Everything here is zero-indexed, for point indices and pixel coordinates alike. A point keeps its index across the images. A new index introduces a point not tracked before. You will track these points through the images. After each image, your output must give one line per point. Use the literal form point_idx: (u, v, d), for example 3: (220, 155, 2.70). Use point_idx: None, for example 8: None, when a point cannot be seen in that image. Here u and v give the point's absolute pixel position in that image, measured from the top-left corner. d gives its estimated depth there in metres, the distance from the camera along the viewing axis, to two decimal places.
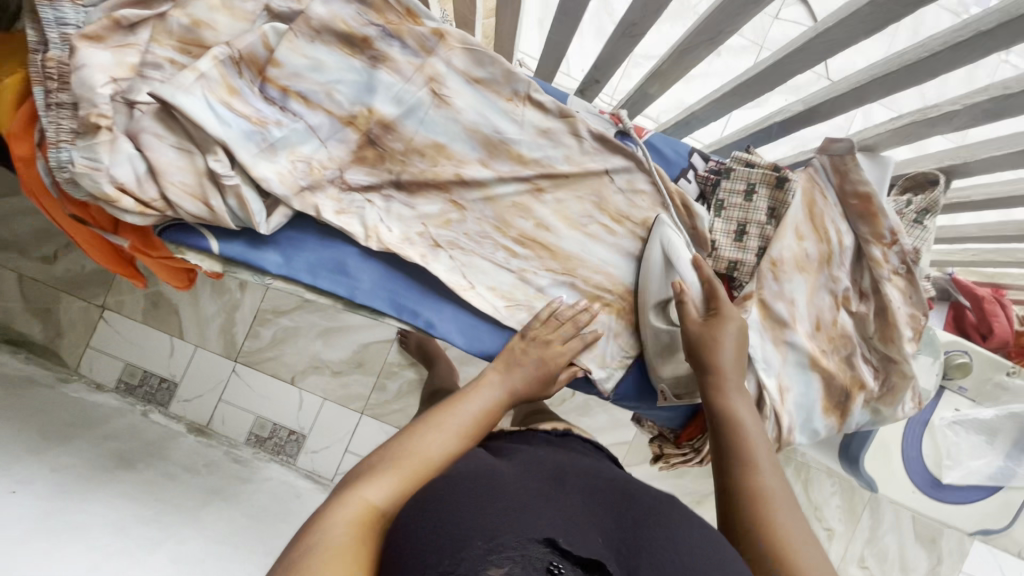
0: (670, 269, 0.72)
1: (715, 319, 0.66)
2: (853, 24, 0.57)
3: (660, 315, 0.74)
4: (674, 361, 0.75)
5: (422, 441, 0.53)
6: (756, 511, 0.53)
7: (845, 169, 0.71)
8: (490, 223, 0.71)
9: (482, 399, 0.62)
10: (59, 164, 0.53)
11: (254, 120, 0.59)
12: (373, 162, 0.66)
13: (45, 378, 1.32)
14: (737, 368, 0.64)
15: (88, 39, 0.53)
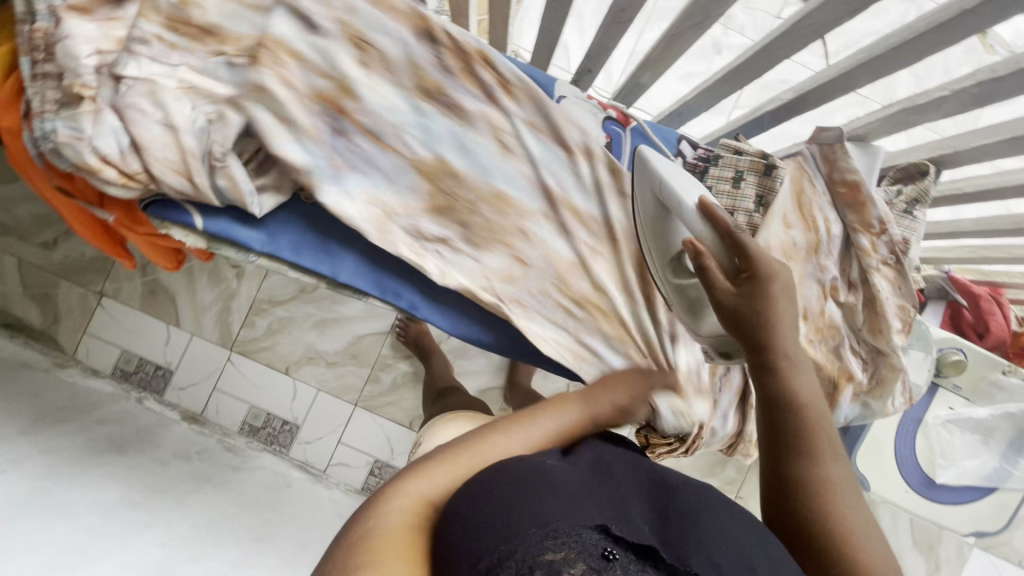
0: (670, 217, 0.64)
1: (749, 282, 0.55)
2: (835, 6, 0.58)
3: (676, 270, 0.65)
4: (705, 321, 0.64)
5: (496, 440, 0.50)
6: (821, 506, 0.51)
7: (834, 157, 0.71)
8: (552, 282, 0.69)
9: (561, 418, 0.55)
10: (42, 135, 0.54)
11: (309, 159, 0.61)
12: (444, 210, 0.66)
13: (40, 363, 1.35)
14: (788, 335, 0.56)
15: (77, 12, 0.55)
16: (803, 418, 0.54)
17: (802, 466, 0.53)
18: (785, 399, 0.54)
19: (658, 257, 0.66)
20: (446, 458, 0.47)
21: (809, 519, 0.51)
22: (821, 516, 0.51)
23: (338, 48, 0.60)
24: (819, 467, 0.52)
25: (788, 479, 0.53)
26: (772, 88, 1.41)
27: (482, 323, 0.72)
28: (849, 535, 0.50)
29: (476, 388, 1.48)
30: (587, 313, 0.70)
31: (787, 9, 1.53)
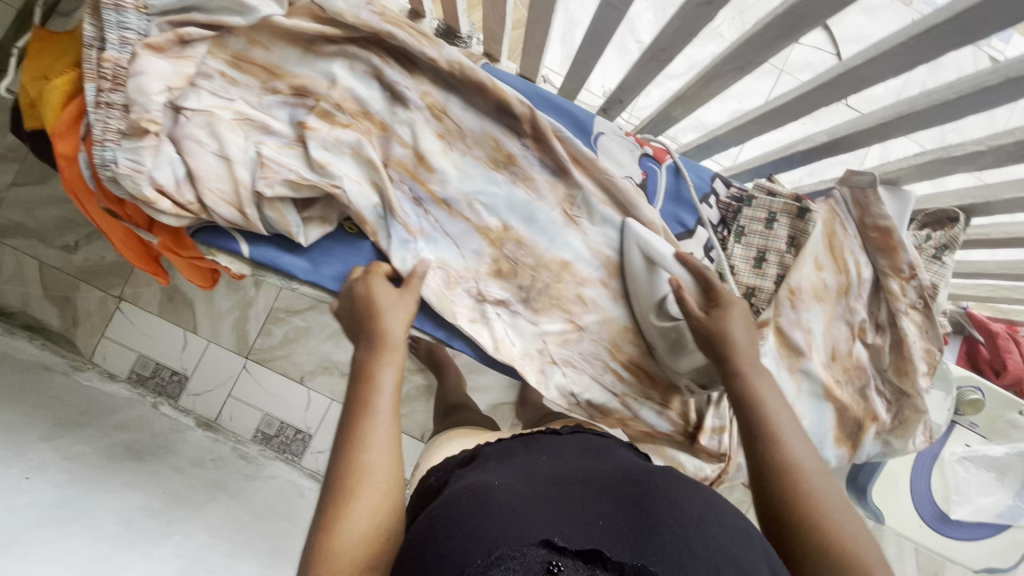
0: (656, 271, 0.71)
1: (718, 310, 0.65)
2: (883, 64, 0.58)
3: (659, 314, 0.72)
4: (688, 355, 0.72)
5: (366, 447, 0.51)
6: (792, 491, 0.54)
7: (866, 202, 0.72)
8: (605, 345, 0.76)
9: (387, 376, 0.56)
10: (103, 163, 0.55)
11: (388, 222, 0.66)
12: (507, 275, 0.73)
13: (60, 365, 1.35)
14: (750, 351, 0.64)
15: (151, 48, 0.56)
16: (769, 417, 0.59)
17: (769, 452, 0.57)
18: (752, 406, 0.60)
19: (642, 303, 0.73)
20: (346, 500, 0.48)
21: (780, 502, 0.54)
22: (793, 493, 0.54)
23: (424, 127, 0.67)
24: (786, 452, 0.56)
25: (761, 470, 0.57)
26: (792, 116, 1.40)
27: (515, 353, 0.73)
28: (823, 514, 0.52)
29: (488, 403, 1.49)
30: (630, 370, 0.77)
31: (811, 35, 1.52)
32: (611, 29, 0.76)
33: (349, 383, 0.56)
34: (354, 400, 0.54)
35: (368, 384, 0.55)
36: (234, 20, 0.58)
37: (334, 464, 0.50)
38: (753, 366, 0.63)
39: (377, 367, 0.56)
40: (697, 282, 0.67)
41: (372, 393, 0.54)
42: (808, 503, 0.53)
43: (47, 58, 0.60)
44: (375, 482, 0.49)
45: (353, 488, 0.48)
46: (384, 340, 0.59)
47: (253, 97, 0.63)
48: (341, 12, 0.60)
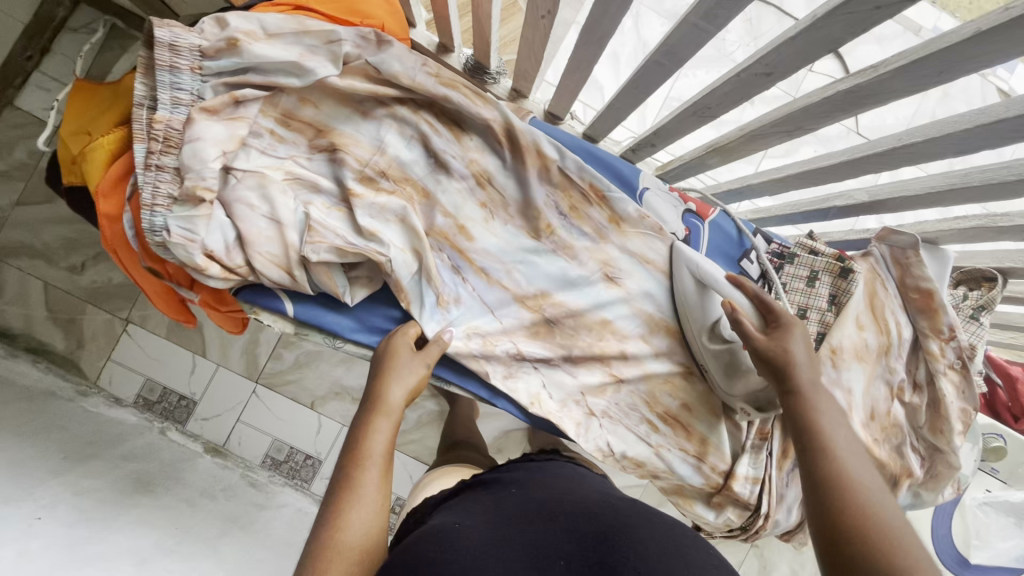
0: (707, 292, 0.67)
1: (778, 332, 0.60)
2: (943, 144, 0.59)
3: (710, 334, 0.68)
4: (743, 379, 0.67)
5: (349, 525, 0.48)
6: (855, 514, 0.49)
7: (907, 263, 0.73)
8: (641, 397, 0.73)
9: (379, 437, 0.55)
10: (152, 228, 0.53)
11: (431, 289, 0.65)
12: (545, 335, 0.71)
13: (64, 392, 1.19)
14: (815, 371, 0.58)
15: (206, 112, 0.55)
16: (826, 438, 0.55)
17: (823, 472, 0.52)
18: (806, 426, 0.56)
19: (693, 326, 0.69)
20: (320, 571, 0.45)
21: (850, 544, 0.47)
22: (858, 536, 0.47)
23: (466, 195, 0.67)
24: (841, 471, 0.52)
25: (814, 490, 0.52)
26: (802, 144, 1.34)
27: (554, 408, 0.71)
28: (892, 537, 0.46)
29: (497, 431, 1.38)
30: (667, 422, 0.73)
31: (820, 65, 1.38)
32: (657, 82, 0.75)
33: (342, 453, 0.54)
34: (340, 470, 0.52)
35: (359, 453, 0.53)
36: (290, 82, 0.57)
37: (313, 538, 0.48)
38: (817, 385, 0.57)
39: (367, 434, 0.55)
40: (755, 306, 0.62)
41: (360, 466, 0.52)
42: (877, 532, 0.47)
43: (91, 112, 0.59)
44: (353, 554, 0.46)
45: (325, 567, 0.45)
46: (379, 405, 0.57)
47: (301, 156, 0.62)
48: (397, 74, 0.59)
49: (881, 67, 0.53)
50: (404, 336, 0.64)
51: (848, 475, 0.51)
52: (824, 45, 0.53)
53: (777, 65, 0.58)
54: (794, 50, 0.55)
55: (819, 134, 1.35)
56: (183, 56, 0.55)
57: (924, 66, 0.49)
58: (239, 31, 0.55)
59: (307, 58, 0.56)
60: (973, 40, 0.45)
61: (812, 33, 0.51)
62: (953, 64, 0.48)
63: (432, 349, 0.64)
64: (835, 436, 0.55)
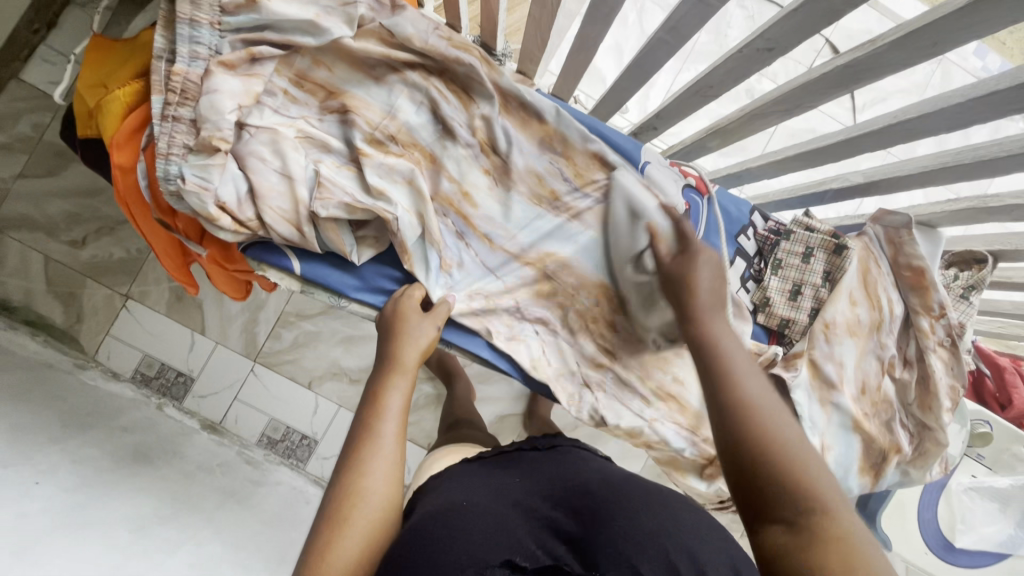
0: (637, 224, 0.68)
1: (684, 258, 0.63)
2: (938, 118, 0.61)
3: (637, 263, 0.69)
4: (657, 311, 0.70)
5: (369, 474, 0.50)
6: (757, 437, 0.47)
7: (900, 242, 0.75)
8: (634, 373, 0.75)
9: (395, 396, 0.56)
10: (167, 176, 0.55)
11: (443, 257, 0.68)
12: (547, 294, 0.73)
13: (62, 364, 1.19)
14: (715, 295, 0.60)
15: (224, 66, 0.56)
16: (718, 352, 0.55)
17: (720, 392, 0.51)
18: (710, 353, 0.55)
19: (619, 255, 0.70)
20: (342, 524, 0.47)
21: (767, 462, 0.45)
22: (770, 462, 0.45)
23: (471, 162, 0.68)
24: (741, 391, 0.51)
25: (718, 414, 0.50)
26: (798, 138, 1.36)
27: (552, 375, 0.73)
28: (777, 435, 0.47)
29: (494, 415, 1.39)
30: (660, 397, 0.75)
31: (819, 61, 1.39)
32: (662, 58, 0.76)
33: (359, 405, 0.56)
34: (358, 423, 0.54)
35: (373, 409, 0.55)
36: (305, 41, 0.58)
37: (331, 489, 0.49)
38: (712, 311, 0.59)
39: (385, 391, 0.56)
40: (674, 231, 0.65)
41: (378, 418, 0.54)
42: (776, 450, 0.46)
43: (108, 68, 0.60)
44: (372, 508, 0.48)
45: (347, 518, 0.47)
46: (395, 363, 0.59)
47: (313, 117, 0.63)
48: (410, 37, 0.60)
49: (878, 41, 0.54)
50: (412, 298, 0.65)
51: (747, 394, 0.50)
52: (822, 18, 0.55)
53: (778, 40, 0.60)
54: (795, 24, 0.56)
55: (816, 129, 1.37)
56: (203, 10, 0.55)
57: (920, 37, 0.51)
58: None
59: (323, 18, 0.57)
60: (966, 10, 0.47)
61: (813, 6, 0.53)
62: (950, 32, 0.49)
63: (440, 313, 0.65)
64: (723, 342, 0.56)
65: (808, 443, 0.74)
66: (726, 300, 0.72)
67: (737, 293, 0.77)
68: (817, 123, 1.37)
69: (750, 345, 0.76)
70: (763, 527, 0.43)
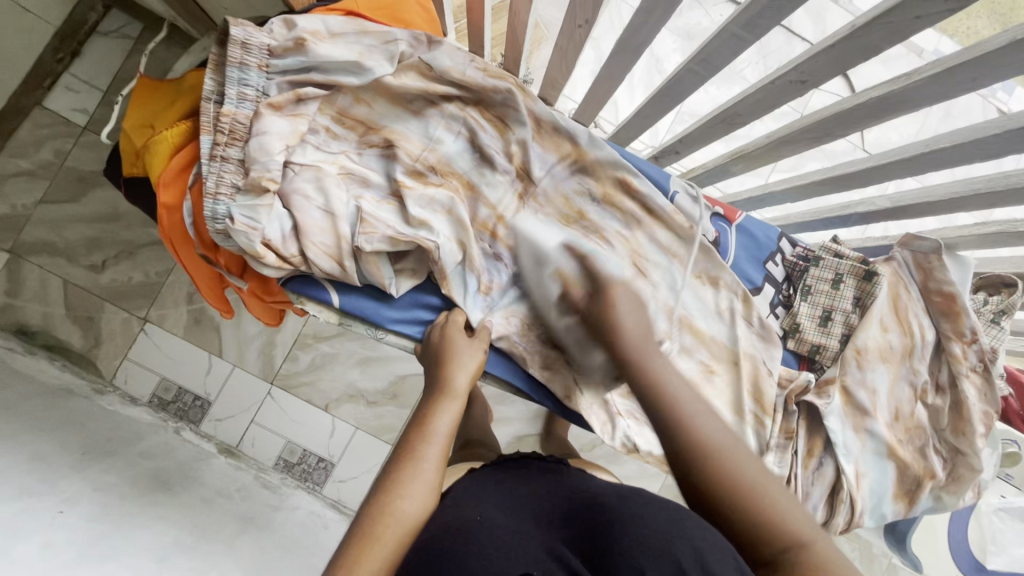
0: (543, 266, 0.67)
1: (599, 297, 0.61)
2: (974, 149, 0.60)
3: (561, 310, 0.67)
4: (589, 355, 0.68)
5: (406, 495, 0.51)
6: (725, 480, 0.46)
7: (929, 267, 0.75)
8: None
9: (443, 423, 0.57)
10: (215, 216, 0.55)
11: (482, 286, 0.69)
12: None
13: (80, 389, 1.19)
14: (641, 331, 0.57)
15: (271, 108, 0.58)
16: (665, 396, 0.51)
17: (677, 442, 0.49)
18: (653, 395, 0.51)
19: (540, 303, 0.69)
20: (371, 541, 0.47)
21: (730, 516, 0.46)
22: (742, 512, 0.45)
23: (509, 188, 0.68)
24: (691, 431, 0.49)
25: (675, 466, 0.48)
26: (811, 158, 1.37)
27: (588, 401, 0.72)
28: (733, 474, 0.47)
29: (511, 436, 1.38)
30: None
31: (829, 83, 1.42)
32: (687, 88, 0.78)
33: (406, 427, 0.57)
34: (403, 443, 0.55)
35: (419, 431, 0.56)
36: (349, 80, 0.59)
37: (367, 504, 0.50)
38: (645, 347, 0.55)
39: (434, 412, 0.58)
40: (581, 274, 0.65)
41: (423, 441, 0.55)
42: (734, 484, 0.46)
43: (154, 107, 0.61)
44: (402, 528, 0.49)
45: (377, 536, 0.48)
46: (447, 388, 0.60)
47: (352, 151, 0.64)
48: (447, 70, 0.62)
49: (916, 75, 0.55)
50: (456, 323, 0.66)
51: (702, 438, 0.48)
52: (858, 53, 0.55)
53: (812, 73, 0.61)
54: (831, 58, 0.57)
55: (828, 149, 1.38)
56: (252, 53, 0.56)
57: (961, 72, 0.51)
58: (306, 31, 0.57)
59: (366, 57, 0.59)
60: (1008, 48, 0.47)
61: (850, 42, 0.54)
62: (988, 69, 0.50)
63: (485, 342, 0.66)
64: (670, 381, 0.52)
65: (844, 470, 0.74)
66: (753, 325, 0.74)
67: (768, 319, 0.77)
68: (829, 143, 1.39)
69: (782, 370, 0.75)
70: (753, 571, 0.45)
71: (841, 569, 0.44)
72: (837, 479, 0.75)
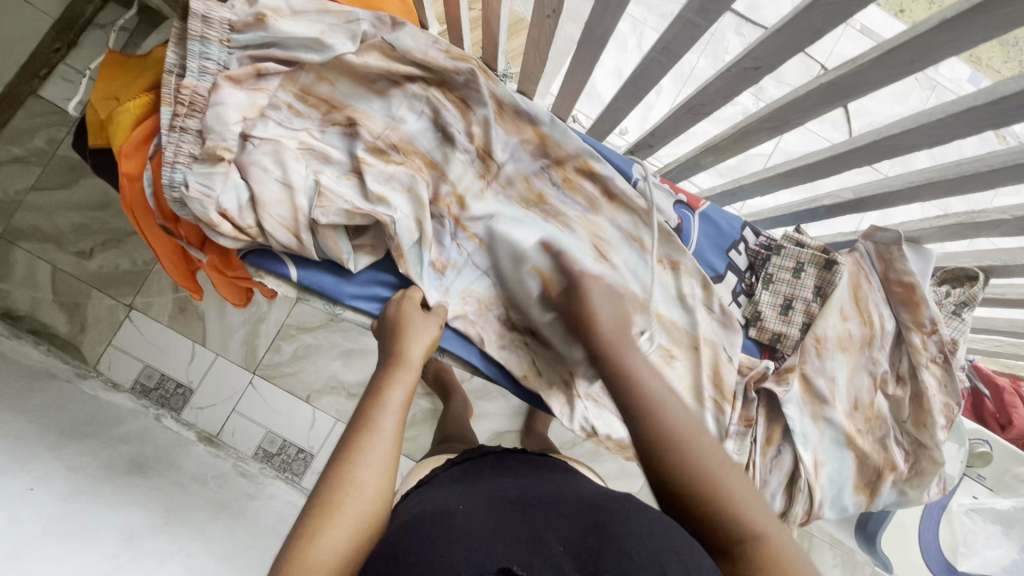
0: (520, 263, 0.70)
1: (574, 292, 0.64)
2: (920, 135, 0.60)
3: (541, 306, 0.70)
4: (571, 348, 0.71)
5: (361, 464, 0.50)
6: (694, 475, 0.49)
7: (890, 257, 0.75)
8: None
9: (396, 395, 0.56)
10: (172, 184, 0.57)
11: (439, 264, 0.71)
12: None
13: (63, 373, 1.20)
14: (617, 325, 0.59)
15: (230, 81, 0.59)
16: (638, 390, 0.53)
17: (643, 434, 0.51)
18: (630, 393, 0.53)
19: (523, 298, 0.71)
20: (330, 514, 0.46)
21: (696, 507, 0.48)
22: (702, 500, 0.48)
23: (469, 167, 0.70)
24: (660, 426, 0.51)
25: (642, 455, 0.51)
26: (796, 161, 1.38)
27: (544, 381, 0.73)
28: (702, 466, 0.49)
29: (491, 431, 1.38)
30: None
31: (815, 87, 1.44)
32: (653, 79, 0.79)
33: (360, 400, 0.56)
34: (358, 415, 0.55)
35: (373, 401, 0.56)
36: (309, 58, 0.61)
37: (326, 476, 0.49)
38: (619, 340, 0.58)
39: (387, 385, 0.57)
40: (556, 267, 0.68)
41: (377, 411, 0.55)
42: (707, 484, 0.48)
43: (121, 81, 0.63)
44: (363, 498, 0.48)
45: (337, 506, 0.47)
46: (399, 359, 0.60)
47: (314, 129, 0.66)
48: (410, 51, 0.64)
49: (858, 60, 0.56)
50: (411, 300, 0.66)
51: (667, 431, 0.51)
52: (803, 38, 0.56)
53: (764, 59, 0.61)
54: (778, 43, 0.58)
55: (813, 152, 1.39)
56: (213, 28, 0.58)
57: (897, 56, 0.52)
58: (266, 7, 0.59)
59: (328, 36, 0.60)
60: (939, 30, 0.48)
61: (794, 26, 0.55)
62: (923, 52, 0.50)
63: (438, 316, 0.67)
64: (645, 379, 0.54)
65: (801, 459, 0.74)
66: (715, 310, 0.75)
67: (729, 307, 0.78)
68: (814, 146, 1.40)
69: (742, 358, 0.76)
70: (707, 557, 0.48)
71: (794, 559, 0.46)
72: (795, 467, 0.75)
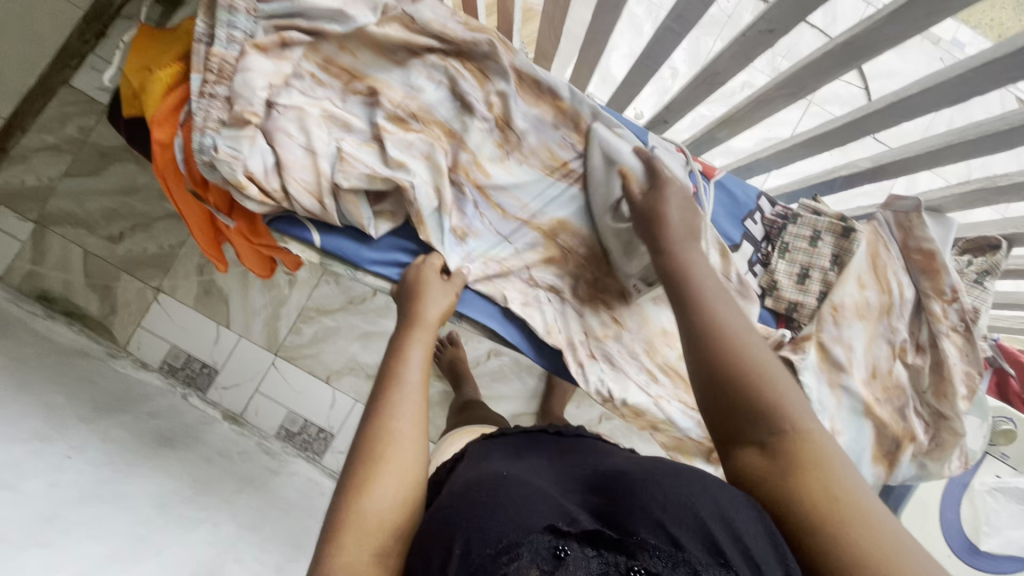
0: (611, 169, 0.70)
1: (654, 193, 0.64)
2: (939, 95, 0.60)
3: (615, 211, 0.71)
4: (638, 257, 0.72)
5: (395, 417, 0.51)
6: (744, 364, 0.48)
7: (910, 226, 0.75)
8: (640, 346, 0.78)
9: (417, 352, 0.57)
10: (202, 148, 0.59)
11: (459, 230, 0.72)
12: (560, 262, 0.76)
13: (95, 352, 1.24)
14: (685, 225, 0.61)
15: (257, 49, 0.61)
16: (692, 282, 0.55)
17: (695, 316, 0.52)
18: (685, 284, 0.55)
19: (598, 206, 0.72)
20: (374, 469, 0.47)
21: (742, 393, 0.46)
22: (751, 389, 0.46)
23: (487, 136, 0.71)
24: (713, 314, 0.52)
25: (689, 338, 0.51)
26: None
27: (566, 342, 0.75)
28: (754, 363, 0.48)
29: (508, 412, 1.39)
30: (666, 373, 0.78)
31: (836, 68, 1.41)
32: (668, 49, 0.79)
33: (382, 361, 0.57)
34: (382, 371, 0.56)
35: (396, 358, 0.57)
36: (332, 28, 0.63)
37: (362, 433, 0.50)
38: (683, 239, 0.59)
39: (407, 343, 0.58)
40: (644, 172, 0.68)
41: (400, 365, 0.56)
42: (754, 373, 0.47)
43: (153, 53, 0.65)
44: (402, 450, 0.48)
45: (380, 462, 0.47)
46: (418, 320, 0.61)
47: (337, 98, 0.67)
48: (430, 22, 0.64)
49: (874, 16, 0.55)
50: (430, 265, 0.68)
51: (719, 324, 0.51)
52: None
53: (778, 21, 0.62)
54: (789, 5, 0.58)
55: None
56: None
57: (913, 8, 0.52)
58: None
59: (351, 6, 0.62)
60: None
61: None
62: (938, 6, 0.50)
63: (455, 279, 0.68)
64: (700, 276, 0.55)
65: None
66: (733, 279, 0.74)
67: (746, 276, 0.78)
68: None
69: (759, 327, 0.77)
70: (738, 450, 0.45)
71: (841, 473, 0.42)
72: None
